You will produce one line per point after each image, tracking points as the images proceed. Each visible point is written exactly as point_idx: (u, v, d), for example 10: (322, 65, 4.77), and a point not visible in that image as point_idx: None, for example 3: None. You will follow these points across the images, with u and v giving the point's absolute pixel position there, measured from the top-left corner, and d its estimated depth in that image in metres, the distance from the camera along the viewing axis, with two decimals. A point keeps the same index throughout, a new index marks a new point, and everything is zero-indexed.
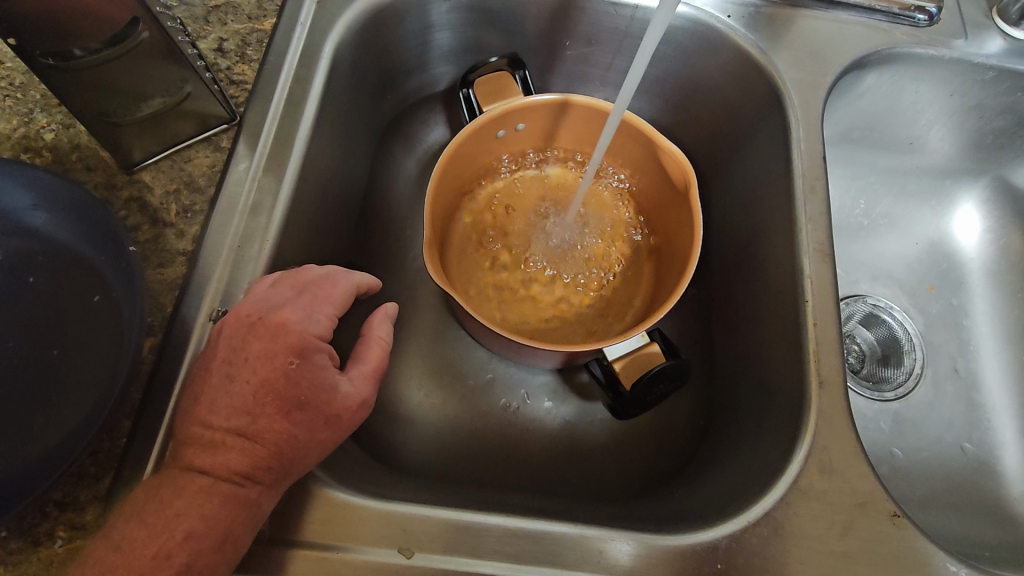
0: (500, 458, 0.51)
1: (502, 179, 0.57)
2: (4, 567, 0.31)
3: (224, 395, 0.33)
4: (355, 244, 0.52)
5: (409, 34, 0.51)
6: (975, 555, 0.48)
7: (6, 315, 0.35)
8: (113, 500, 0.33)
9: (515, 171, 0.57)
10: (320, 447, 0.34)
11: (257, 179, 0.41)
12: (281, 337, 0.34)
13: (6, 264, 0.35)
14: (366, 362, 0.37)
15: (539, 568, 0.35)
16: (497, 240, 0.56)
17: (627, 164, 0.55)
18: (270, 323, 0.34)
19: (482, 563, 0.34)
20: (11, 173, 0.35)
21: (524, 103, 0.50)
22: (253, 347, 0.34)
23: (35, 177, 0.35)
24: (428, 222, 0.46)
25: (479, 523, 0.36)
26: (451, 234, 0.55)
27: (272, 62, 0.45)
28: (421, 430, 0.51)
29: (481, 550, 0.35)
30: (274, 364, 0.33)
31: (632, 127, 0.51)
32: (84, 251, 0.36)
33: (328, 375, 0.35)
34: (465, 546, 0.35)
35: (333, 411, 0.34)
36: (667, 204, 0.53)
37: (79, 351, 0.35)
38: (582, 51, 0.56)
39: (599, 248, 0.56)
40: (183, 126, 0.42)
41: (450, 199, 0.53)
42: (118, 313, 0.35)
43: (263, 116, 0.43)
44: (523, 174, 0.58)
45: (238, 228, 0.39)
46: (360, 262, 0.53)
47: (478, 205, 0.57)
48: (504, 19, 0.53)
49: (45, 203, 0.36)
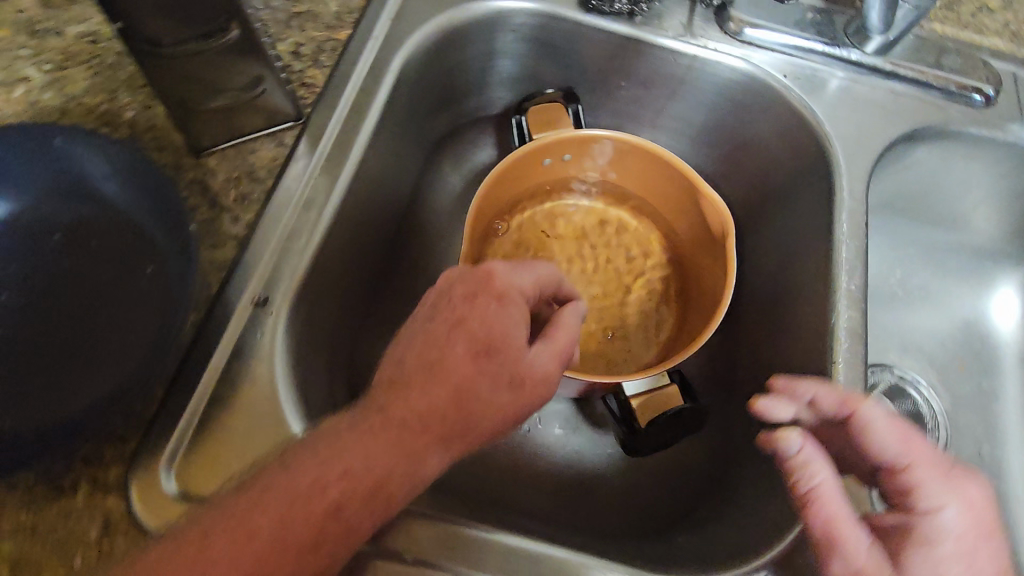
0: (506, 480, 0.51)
1: (540, 208, 0.59)
2: (29, 510, 0.33)
3: (398, 448, 0.31)
4: (394, 250, 0.54)
5: (473, 58, 0.54)
6: None
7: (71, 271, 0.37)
8: (136, 462, 0.34)
9: (554, 201, 0.59)
10: (498, 415, 0.33)
11: (313, 178, 0.43)
12: (485, 286, 0.35)
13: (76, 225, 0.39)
14: (554, 341, 0.35)
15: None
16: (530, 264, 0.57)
17: (665, 204, 0.56)
18: (474, 276, 0.35)
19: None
20: (90, 143, 0.37)
21: (573, 134, 0.52)
22: (461, 326, 0.34)
23: (106, 146, 0.37)
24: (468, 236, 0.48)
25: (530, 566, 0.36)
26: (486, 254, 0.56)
27: (342, 70, 0.47)
28: None
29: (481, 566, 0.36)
30: (473, 303, 0.34)
31: (676, 167, 0.52)
32: (144, 225, 0.38)
33: (520, 364, 0.34)
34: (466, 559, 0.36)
35: (520, 375, 0.34)
36: (701, 248, 0.54)
37: (129, 313, 0.37)
38: (636, 92, 0.57)
39: (628, 282, 0.57)
40: (254, 119, 0.44)
41: (489, 220, 0.55)
42: (168, 285, 0.37)
43: (328, 119, 0.45)
44: (563, 204, 0.59)
45: (290, 222, 0.41)
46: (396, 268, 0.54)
47: (515, 229, 0.58)
48: (564, 54, 0.55)
49: (116, 175, 0.38)
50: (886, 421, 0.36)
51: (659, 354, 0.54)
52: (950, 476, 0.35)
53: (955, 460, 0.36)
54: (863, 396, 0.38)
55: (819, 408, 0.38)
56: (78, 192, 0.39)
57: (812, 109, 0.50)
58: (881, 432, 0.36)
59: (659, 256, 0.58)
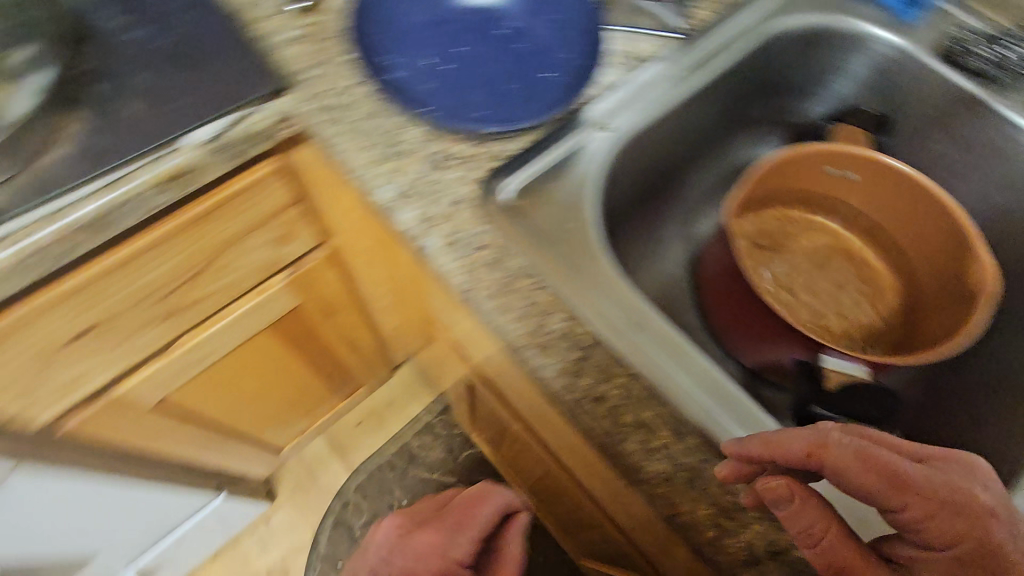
0: None
1: (799, 211, 0.66)
2: (419, 168, 0.46)
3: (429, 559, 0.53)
4: (673, 174, 0.63)
5: (818, 65, 0.63)
6: None
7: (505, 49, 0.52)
8: (490, 176, 0.46)
9: (813, 214, 0.66)
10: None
11: (674, 75, 0.54)
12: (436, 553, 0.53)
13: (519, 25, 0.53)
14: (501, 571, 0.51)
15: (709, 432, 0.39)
16: (770, 249, 0.65)
17: (920, 257, 0.61)
18: (450, 520, 0.56)
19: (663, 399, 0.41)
20: None
21: (871, 156, 0.58)
22: (458, 528, 0.54)
23: None
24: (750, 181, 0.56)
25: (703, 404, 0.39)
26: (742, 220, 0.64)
27: (726, 17, 0.58)
28: None
29: None
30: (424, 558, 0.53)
31: (959, 222, 0.55)
32: (565, 42, 0.52)
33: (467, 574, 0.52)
34: None
35: None
36: (936, 304, 0.58)
37: (526, 91, 0.50)
38: (948, 153, 0.61)
39: (849, 304, 0.63)
40: (650, 22, 0.57)
41: (760, 194, 0.63)
42: (563, 84, 0.51)
43: (702, 45, 0.56)
44: (819, 219, 0.66)
45: (646, 95, 0.53)
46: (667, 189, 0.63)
47: (772, 216, 0.65)
48: (902, 92, 0.61)
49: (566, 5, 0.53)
50: (855, 455, 0.33)
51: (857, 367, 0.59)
52: (912, 501, 0.31)
53: (934, 474, 0.32)
54: (829, 433, 0.34)
55: (781, 457, 0.34)
56: (531, 7, 0.54)
57: None
58: (851, 482, 0.32)
59: (888, 300, 0.63)
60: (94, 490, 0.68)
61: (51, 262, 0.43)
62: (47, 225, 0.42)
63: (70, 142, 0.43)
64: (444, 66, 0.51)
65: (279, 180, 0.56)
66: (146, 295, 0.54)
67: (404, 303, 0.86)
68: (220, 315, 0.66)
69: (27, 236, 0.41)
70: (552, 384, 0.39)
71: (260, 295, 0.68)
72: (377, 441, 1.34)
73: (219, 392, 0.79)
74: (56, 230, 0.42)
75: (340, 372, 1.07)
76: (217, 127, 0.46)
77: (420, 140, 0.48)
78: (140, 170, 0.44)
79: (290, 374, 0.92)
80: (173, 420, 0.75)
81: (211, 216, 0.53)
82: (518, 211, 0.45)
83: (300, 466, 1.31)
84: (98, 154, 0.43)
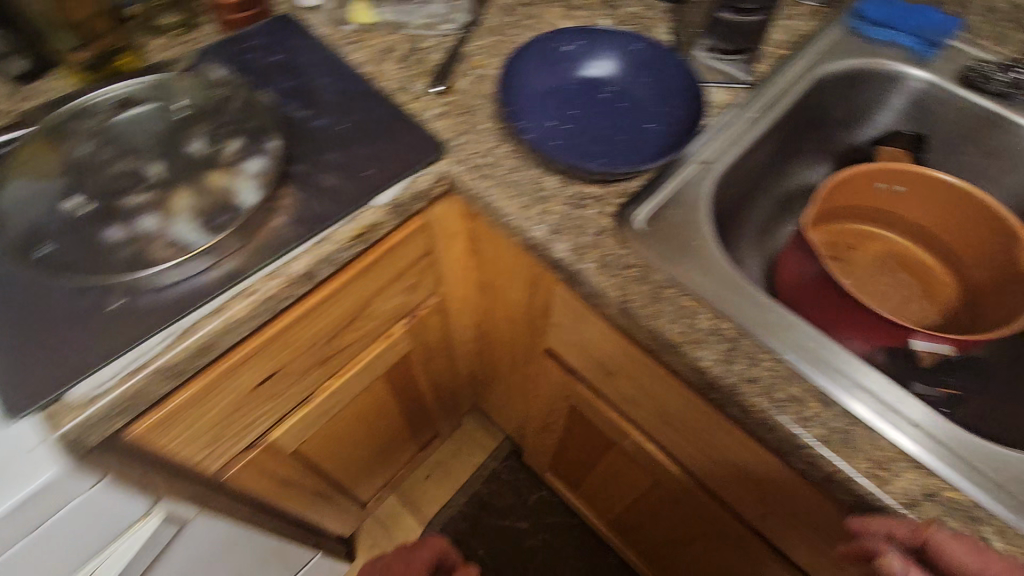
0: None
1: (863, 231, 0.78)
2: (568, 214, 0.55)
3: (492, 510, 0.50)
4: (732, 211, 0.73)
5: (858, 99, 0.74)
6: None
7: (599, 113, 0.62)
8: (623, 211, 0.55)
9: (875, 230, 0.78)
10: None
11: (744, 120, 0.65)
12: None
13: (602, 90, 0.63)
14: None
15: (813, 368, 0.47)
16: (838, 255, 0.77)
17: (974, 253, 0.71)
18: None
19: (781, 336, 0.49)
20: (633, 46, 0.64)
21: (921, 173, 0.70)
22: None
23: (647, 48, 0.63)
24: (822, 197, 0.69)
25: (798, 328, 0.49)
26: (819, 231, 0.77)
27: (781, 69, 0.69)
28: None
29: (790, 344, 0.48)
30: None
31: (996, 218, 0.67)
32: (650, 101, 0.62)
33: None
34: (781, 330, 0.49)
35: None
36: (1000, 291, 0.67)
37: (631, 140, 0.61)
38: (979, 160, 0.71)
39: (914, 313, 0.73)
40: (719, 75, 0.67)
41: (835, 212, 0.76)
42: (666, 138, 0.60)
43: (763, 93, 0.67)
44: (892, 235, 0.77)
45: (728, 135, 0.63)
46: (728, 222, 0.73)
47: (841, 232, 0.77)
48: (930, 116, 0.72)
49: (647, 64, 0.63)
50: None
51: None
52: None
53: None
54: None
55: None
56: (613, 77, 0.64)
57: None
58: None
59: (949, 301, 0.74)
60: (244, 545, 0.71)
61: (271, 310, 0.51)
62: (272, 278, 0.50)
63: (285, 210, 0.53)
64: (579, 116, 0.62)
65: (415, 237, 0.63)
66: (315, 342, 0.61)
67: (492, 347, 0.92)
68: (357, 360, 0.73)
69: (260, 287, 0.49)
70: (712, 369, 0.47)
71: (387, 341, 0.75)
72: (445, 494, 1.35)
73: (346, 434, 0.85)
74: (278, 282, 0.50)
75: (424, 426, 1.12)
76: (394, 192, 0.56)
77: (559, 186, 0.57)
78: (339, 227, 0.53)
79: (391, 431, 0.97)
80: (300, 469, 0.79)
81: (366, 273, 0.60)
82: (648, 233, 0.54)
83: (375, 526, 1.30)
84: (315, 216, 0.53)
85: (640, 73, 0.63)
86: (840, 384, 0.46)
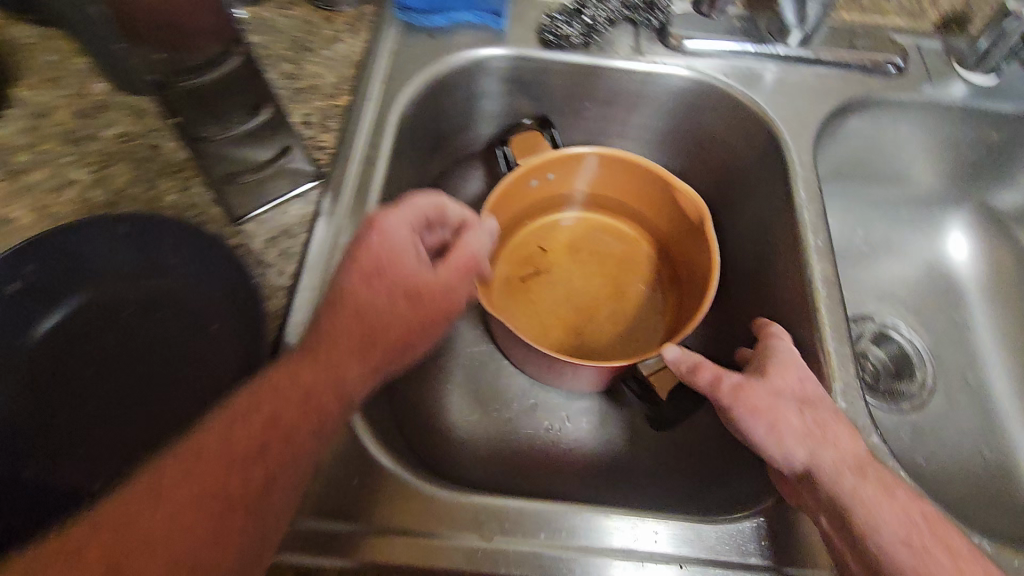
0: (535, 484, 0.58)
1: (543, 224, 0.70)
2: None
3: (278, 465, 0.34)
4: None
5: (459, 102, 0.62)
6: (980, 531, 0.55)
7: (126, 354, 0.43)
8: None
9: (553, 216, 0.71)
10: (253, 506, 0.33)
11: (338, 231, 0.48)
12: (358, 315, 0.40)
13: (115, 311, 0.44)
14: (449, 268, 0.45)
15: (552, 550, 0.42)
16: (534, 267, 0.68)
17: (647, 204, 0.66)
18: None
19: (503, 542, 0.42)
20: (116, 232, 0.43)
21: (558, 157, 0.61)
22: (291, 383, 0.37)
23: (135, 222, 0.43)
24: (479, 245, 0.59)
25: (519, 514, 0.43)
26: (501, 255, 0.68)
27: (349, 129, 0.53)
28: (473, 449, 0.60)
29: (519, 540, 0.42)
30: None
31: (647, 171, 0.62)
32: (191, 297, 0.44)
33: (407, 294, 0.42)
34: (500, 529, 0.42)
35: (273, 494, 0.34)
36: (684, 236, 0.64)
37: (193, 370, 0.42)
38: (602, 110, 0.65)
39: (632, 283, 0.68)
40: (279, 184, 0.49)
41: (504, 228, 0.67)
42: (235, 340, 0.42)
43: (345, 177, 0.51)
44: (570, 214, 0.71)
45: (328, 267, 0.47)
46: None
47: (526, 242, 0.70)
48: (536, 89, 0.62)
49: (152, 244, 0.44)
50: None
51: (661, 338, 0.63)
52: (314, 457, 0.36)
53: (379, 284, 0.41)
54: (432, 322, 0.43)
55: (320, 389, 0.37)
56: (120, 282, 0.44)
57: (757, 103, 0.58)
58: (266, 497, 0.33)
59: (651, 252, 0.69)
60: None
61: None
62: None
63: None
64: (97, 373, 0.42)
65: None
66: None
67: None
68: None
69: None
70: None
71: None
72: None
73: None
74: None
75: None
76: None
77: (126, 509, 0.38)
78: None
79: None
80: None
81: None
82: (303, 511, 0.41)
83: None
84: None
85: (140, 256, 0.44)
86: (582, 563, 0.41)
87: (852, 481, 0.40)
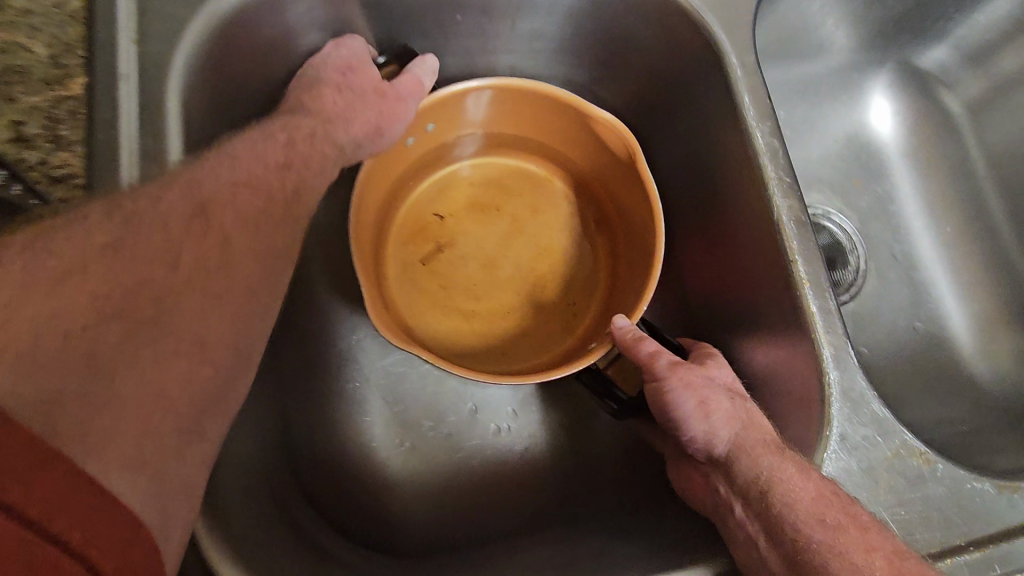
0: (488, 509, 0.50)
1: (432, 180, 0.55)
2: None
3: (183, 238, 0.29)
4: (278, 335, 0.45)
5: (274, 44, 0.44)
6: (938, 426, 0.53)
7: None
8: None
9: (441, 167, 0.55)
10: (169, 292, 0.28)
11: None
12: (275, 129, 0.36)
13: None
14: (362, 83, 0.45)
15: None
16: (433, 240, 0.54)
17: (559, 135, 0.53)
18: None
19: None
20: None
21: (432, 99, 0.47)
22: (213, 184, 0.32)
23: None
24: (355, 243, 0.44)
25: None
26: (388, 234, 0.53)
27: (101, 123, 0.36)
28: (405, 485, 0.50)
29: None
30: None
31: (553, 98, 0.48)
32: None
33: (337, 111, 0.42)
34: None
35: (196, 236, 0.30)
36: (611, 172, 0.52)
37: None
38: (476, 20, 0.48)
39: (558, 233, 0.55)
40: None
41: (383, 199, 0.52)
42: None
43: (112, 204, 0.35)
44: (464, 161, 0.56)
45: None
46: (284, 344, 0.47)
47: (415, 208, 0.55)
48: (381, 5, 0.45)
49: None
50: None
51: (601, 298, 0.54)
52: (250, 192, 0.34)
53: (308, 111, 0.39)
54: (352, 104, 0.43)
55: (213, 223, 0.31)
56: None
57: None
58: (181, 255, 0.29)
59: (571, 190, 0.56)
60: None
61: None
62: None
63: None
64: None
65: None
66: None
67: None
68: None
69: None
70: None
71: None
72: None
73: None
74: None
75: None
76: None
77: None
78: None
79: None
80: None
81: None
82: None
83: None
84: None
85: None
86: None
87: (768, 460, 0.34)
